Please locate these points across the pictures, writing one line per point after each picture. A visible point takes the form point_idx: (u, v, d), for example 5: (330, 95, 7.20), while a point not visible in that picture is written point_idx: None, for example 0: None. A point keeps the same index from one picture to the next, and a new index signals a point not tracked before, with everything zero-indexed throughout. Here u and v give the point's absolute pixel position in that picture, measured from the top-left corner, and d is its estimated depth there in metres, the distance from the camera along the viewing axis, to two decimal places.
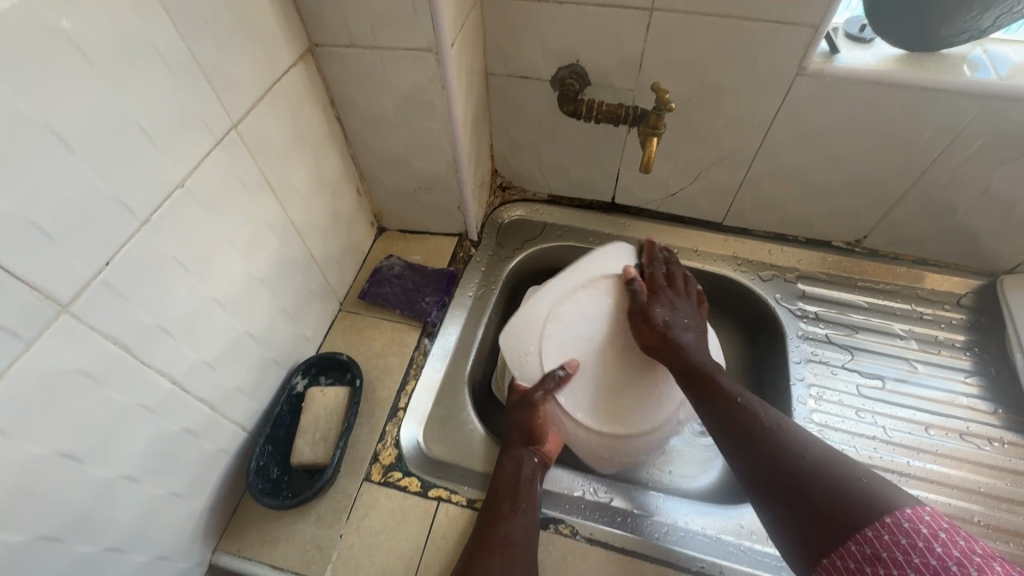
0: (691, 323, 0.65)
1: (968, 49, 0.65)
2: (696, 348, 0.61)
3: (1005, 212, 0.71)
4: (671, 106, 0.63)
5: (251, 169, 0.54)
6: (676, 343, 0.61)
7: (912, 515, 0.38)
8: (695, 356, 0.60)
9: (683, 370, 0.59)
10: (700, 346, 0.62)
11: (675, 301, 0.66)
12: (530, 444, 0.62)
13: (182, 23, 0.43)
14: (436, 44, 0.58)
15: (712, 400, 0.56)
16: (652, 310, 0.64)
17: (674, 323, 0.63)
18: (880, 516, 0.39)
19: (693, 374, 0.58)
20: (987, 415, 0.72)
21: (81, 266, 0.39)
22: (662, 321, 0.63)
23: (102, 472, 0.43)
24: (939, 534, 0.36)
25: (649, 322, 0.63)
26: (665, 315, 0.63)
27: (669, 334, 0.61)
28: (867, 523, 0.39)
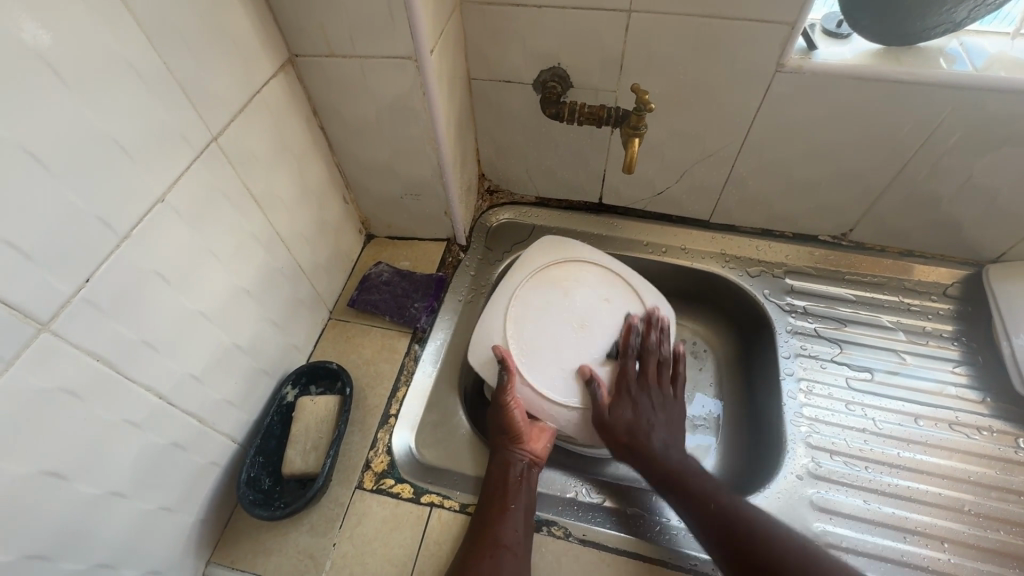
0: (664, 415, 0.65)
1: (945, 42, 0.65)
2: (664, 450, 0.62)
3: (988, 202, 0.72)
4: (653, 107, 0.63)
5: (233, 182, 0.54)
6: (638, 447, 0.62)
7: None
8: (661, 463, 0.61)
9: (654, 474, 0.61)
10: (666, 447, 0.62)
11: (641, 402, 0.65)
12: (515, 444, 0.62)
13: (155, 38, 0.43)
14: (415, 52, 0.59)
15: (694, 503, 0.57)
16: (614, 412, 0.63)
17: (650, 427, 0.63)
18: None
19: (663, 477, 0.60)
20: (976, 404, 0.73)
21: (60, 284, 0.39)
22: (625, 421, 0.63)
23: (89, 489, 0.43)
24: None
25: (619, 403, 0.64)
26: (631, 416, 0.63)
27: (631, 442, 0.62)
28: None
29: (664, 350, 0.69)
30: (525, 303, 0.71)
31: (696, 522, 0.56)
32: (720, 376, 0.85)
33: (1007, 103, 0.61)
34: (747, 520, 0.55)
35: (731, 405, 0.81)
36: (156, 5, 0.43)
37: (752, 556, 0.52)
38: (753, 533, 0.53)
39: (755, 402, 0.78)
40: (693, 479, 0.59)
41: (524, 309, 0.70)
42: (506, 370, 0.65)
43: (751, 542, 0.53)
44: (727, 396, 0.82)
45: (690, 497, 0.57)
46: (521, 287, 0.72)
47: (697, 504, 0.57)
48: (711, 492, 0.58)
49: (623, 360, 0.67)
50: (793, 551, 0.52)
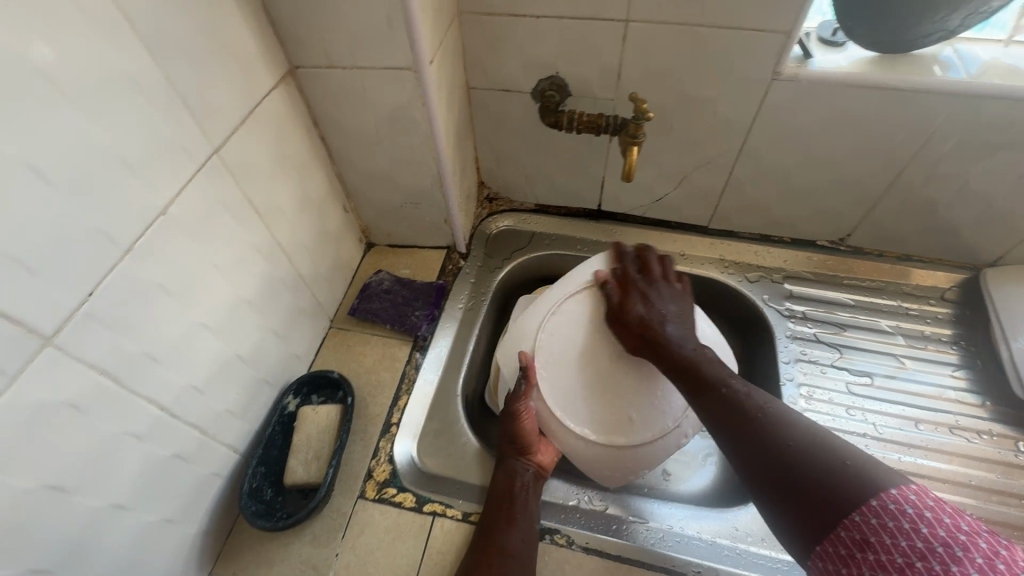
0: (675, 308, 0.60)
1: (939, 50, 0.66)
2: (679, 338, 0.56)
3: (984, 207, 0.73)
4: (649, 115, 0.64)
5: (234, 193, 0.55)
6: (649, 341, 0.57)
7: (897, 494, 0.38)
8: (678, 350, 0.55)
9: (661, 362, 0.56)
10: (685, 333, 0.57)
11: (651, 293, 0.61)
12: (521, 454, 0.61)
13: (158, 52, 0.44)
14: (415, 63, 0.59)
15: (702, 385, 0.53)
16: (627, 310, 0.59)
17: (663, 317, 0.58)
18: (868, 501, 0.38)
19: (681, 369, 0.54)
20: (975, 407, 0.73)
21: (64, 298, 0.39)
22: (640, 319, 0.58)
23: (93, 502, 0.43)
24: (925, 514, 0.36)
25: (628, 307, 0.60)
26: (646, 311, 0.59)
27: (646, 333, 0.57)
28: (856, 509, 0.38)
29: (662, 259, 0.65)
30: (566, 316, 0.63)
31: (710, 413, 0.51)
32: None
33: (1000, 109, 0.62)
34: (758, 404, 0.50)
35: None
36: (158, 19, 0.43)
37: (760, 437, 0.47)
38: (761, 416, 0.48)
39: None
40: (708, 364, 0.54)
41: (562, 316, 0.63)
42: (525, 380, 0.61)
43: (759, 424, 0.48)
44: None
45: (703, 388, 0.52)
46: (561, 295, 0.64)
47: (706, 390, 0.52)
48: (720, 374, 0.53)
49: (625, 262, 0.64)
50: (804, 436, 0.46)
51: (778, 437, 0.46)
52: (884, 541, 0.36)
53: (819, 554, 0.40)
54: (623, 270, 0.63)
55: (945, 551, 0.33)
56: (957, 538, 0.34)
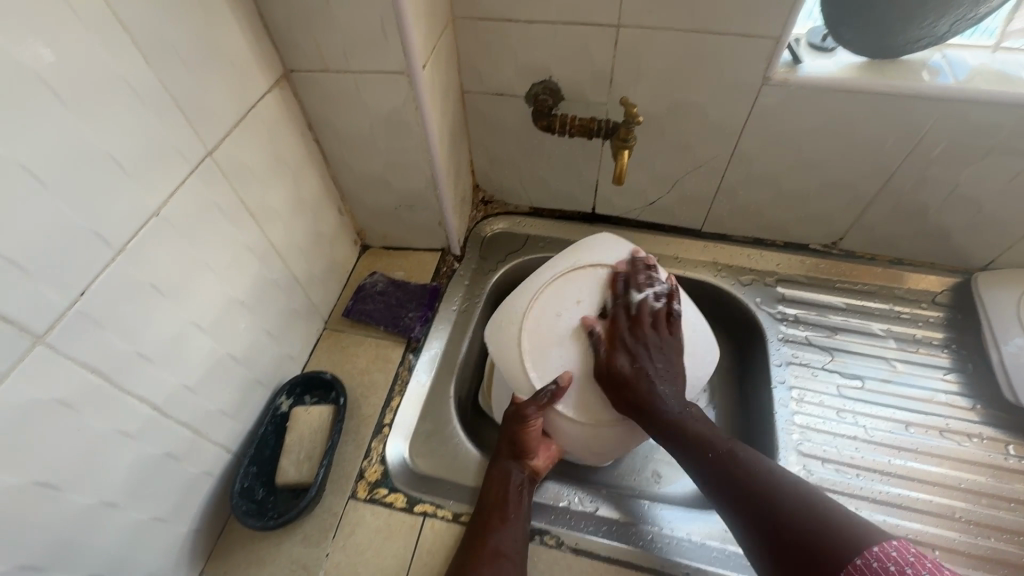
0: (664, 362, 0.58)
1: (927, 55, 0.67)
2: (670, 397, 0.56)
3: (975, 211, 0.73)
4: (640, 119, 0.65)
5: (228, 195, 0.55)
6: (648, 407, 0.55)
7: (894, 544, 0.41)
8: (667, 413, 0.55)
9: (654, 424, 0.55)
10: (674, 393, 0.57)
11: (644, 340, 0.59)
12: (520, 456, 0.61)
13: (152, 58, 0.45)
14: (408, 67, 0.60)
15: (694, 447, 0.54)
16: (614, 359, 0.58)
17: (653, 377, 0.57)
18: (869, 546, 0.41)
19: (672, 430, 0.55)
20: (966, 411, 0.73)
21: (56, 297, 0.40)
22: (629, 373, 0.57)
23: (82, 499, 0.44)
24: (918, 560, 0.39)
25: (617, 356, 0.58)
26: (628, 360, 0.58)
27: (639, 391, 0.56)
28: (857, 553, 0.41)
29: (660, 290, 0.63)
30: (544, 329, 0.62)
31: (699, 473, 0.54)
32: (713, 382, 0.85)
33: (988, 113, 0.62)
34: (745, 465, 0.52)
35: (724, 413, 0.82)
36: (153, 25, 0.44)
37: (751, 503, 0.49)
38: (747, 474, 0.51)
39: (748, 410, 0.79)
40: (694, 422, 0.56)
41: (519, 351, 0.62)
42: (555, 392, 0.58)
43: (734, 466, 0.52)
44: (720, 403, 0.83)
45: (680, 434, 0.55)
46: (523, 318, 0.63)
47: (695, 451, 0.54)
48: (703, 431, 0.55)
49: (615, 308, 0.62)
50: (789, 497, 0.48)
51: (767, 502, 0.49)
52: None
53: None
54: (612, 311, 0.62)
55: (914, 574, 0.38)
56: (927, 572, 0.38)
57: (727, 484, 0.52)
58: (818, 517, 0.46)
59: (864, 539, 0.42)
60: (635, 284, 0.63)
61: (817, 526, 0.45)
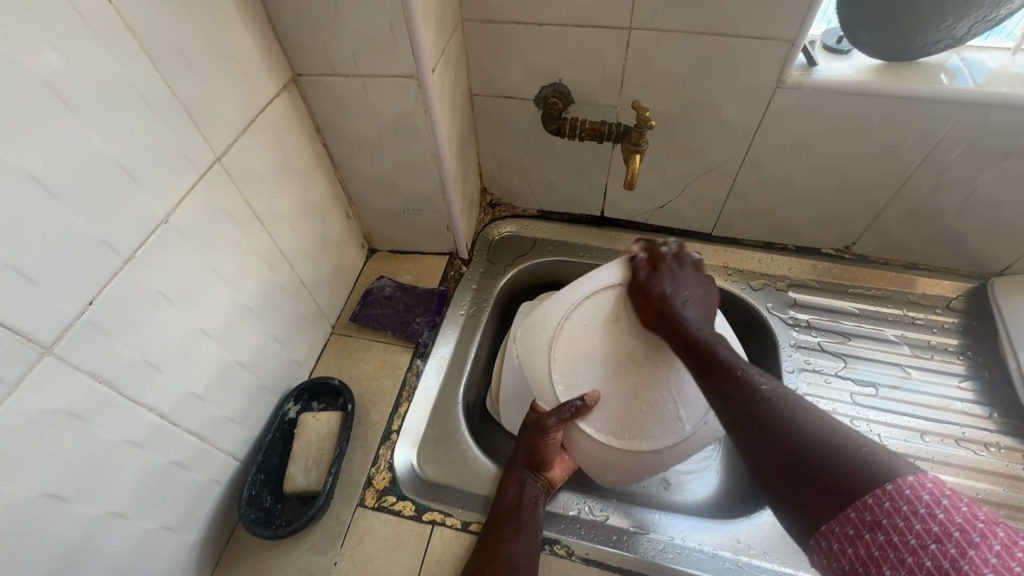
0: (695, 293, 0.58)
1: (945, 58, 0.65)
2: (697, 323, 0.55)
3: (992, 216, 0.72)
4: (652, 123, 0.64)
5: (236, 200, 0.55)
6: (671, 323, 0.55)
7: (913, 480, 0.34)
8: (692, 333, 0.54)
9: (681, 346, 0.54)
10: (701, 320, 0.55)
11: (677, 275, 0.59)
12: (536, 468, 0.61)
13: (160, 61, 0.44)
14: (417, 71, 0.59)
15: (711, 364, 0.51)
16: (658, 283, 0.57)
17: (684, 300, 0.56)
18: (882, 484, 0.35)
19: (697, 352, 0.53)
20: (982, 419, 0.72)
21: (64, 307, 0.39)
22: (662, 294, 0.56)
23: (90, 510, 0.43)
24: (942, 501, 0.33)
25: (652, 284, 0.57)
26: (668, 285, 0.57)
27: (667, 308, 0.55)
28: (868, 491, 0.35)
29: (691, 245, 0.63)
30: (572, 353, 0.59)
31: (711, 388, 0.50)
32: None
33: (1008, 117, 0.61)
34: (765, 387, 0.48)
35: None
36: (160, 28, 0.43)
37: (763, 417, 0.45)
38: (770, 400, 0.46)
39: None
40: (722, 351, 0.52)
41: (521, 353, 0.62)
42: (579, 410, 0.56)
43: (757, 393, 0.47)
44: None
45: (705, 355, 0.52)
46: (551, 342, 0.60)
47: (710, 368, 0.51)
48: (732, 359, 0.51)
49: (656, 243, 0.61)
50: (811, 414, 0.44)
51: (786, 414, 0.45)
52: (897, 523, 0.33)
53: (822, 532, 0.37)
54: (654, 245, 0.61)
55: (963, 536, 0.31)
56: (973, 523, 0.31)
57: (749, 412, 0.46)
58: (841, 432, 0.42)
59: (887, 472, 0.36)
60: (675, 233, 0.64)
61: (838, 454, 0.39)
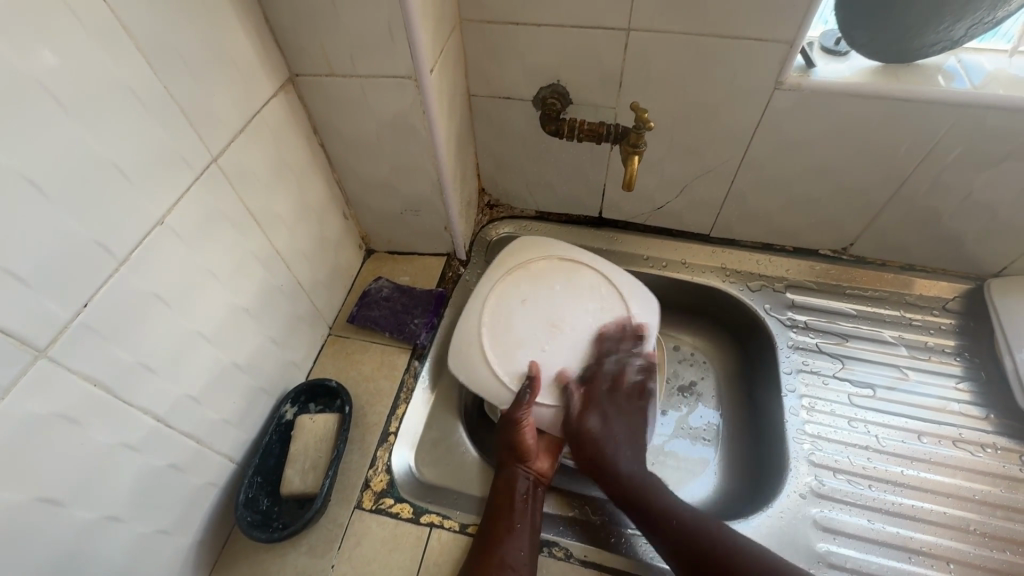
0: (626, 428, 0.63)
1: (943, 59, 0.66)
2: (629, 465, 0.60)
3: (989, 218, 0.72)
4: (650, 125, 0.64)
5: (233, 202, 0.55)
6: (603, 471, 0.60)
7: None
8: (621, 480, 0.59)
9: (614, 494, 0.59)
10: (631, 457, 0.61)
11: (610, 411, 0.63)
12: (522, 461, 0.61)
13: (157, 64, 0.44)
14: (415, 72, 0.59)
15: (661, 525, 0.56)
16: (582, 421, 0.61)
17: (607, 438, 0.61)
18: None
19: (630, 501, 0.58)
20: (979, 420, 0.72)
21: (58, 309, 0.39)
22: (594, 439, 0.61)
23: (85, 514, 0.43)
24: None
25: (585, 433, 0.61)
26: (600, 425, 0.61)
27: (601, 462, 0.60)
28: None
29: (642, 360, 0.66)
30: (506, 333, 0.65)
31: (663, 545, 0.56)
32: (721, 389, 0.84)
33: (1006, 119, 0.61)
34: (706, 532, 0.55)
35: (732, 420, 0.81)
36: (157, 30, 0.43)
37: (716, 567, 0.52)
38: (712, 546, 0.54)
39: (757, 419, 0.78)
40: (651, 494, 0.58)
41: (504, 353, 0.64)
42: (529, 389, 0.61)
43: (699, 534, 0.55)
44: (728, 411, 0.82)
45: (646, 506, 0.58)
46: (484, 329, 0.65)
47: (655, 522, 0.56)
48: (669, 506, 0.57)
49: (598, 364, 0.64)
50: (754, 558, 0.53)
51: (732, 561, 0.53)
52: None
53: None
54: (592, 368, 0.63)
55: None
56: None
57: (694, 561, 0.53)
58: None
59: None
60: (637, 339, 0.66)
61: None
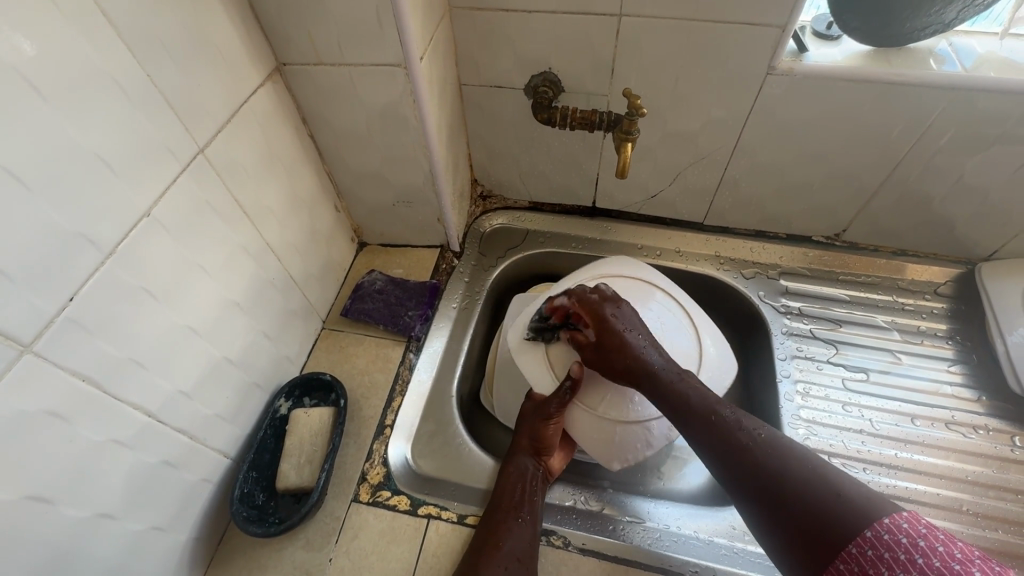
0: (631, 332, 0.56)
1: (934, 43, 0.65)
2: (663, 368, 0.54)
3: (980, 202, 0.72)
4: (644, 111, 0.63)
5: (221, 194, 0.54)
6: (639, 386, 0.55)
7: (889, 524, 0.38)
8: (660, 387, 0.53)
9: (650, 394, 0.54)
10: (659, 357, 0.55)
11: (609, 331, 0.56)
12: (536, 453, 0.61)
13: (139, 51, 0.43)
14: (405, 59, 0.58)
15: (693, 415, 0.52)
16: (603, 315, 0.57)
17: (634, 351, 0.55)
18: (863, 531, 0.39)
19: (666, 399, 0.53)
20: (971, 402, 0.73)
21: (43, 304, 0.38)
22: (619, 366, 0.55)
23: (76, 512, 0.42)
24: (918, 543, 0.37)
25: (595, 343, 0.56)
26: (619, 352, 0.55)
27: (631, 366, 0.54)
28: (851, 540, 0.39)
29: (589, 290, 0.59)
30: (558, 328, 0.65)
31: (699, 440, 0.51)
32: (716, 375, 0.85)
33: (996, 102, 0.61)
34: (749, 433, 0.49)
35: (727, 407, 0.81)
36: (138, 15, 0.42)
37: (755, 471, 0.46)
38: (753, 441, 0.48)
39: (753, 405, 0.78)
40: (692, 388, 0.53)
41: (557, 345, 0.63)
42: (570, 387, 0.59)
43: (734, 432, 0.49)
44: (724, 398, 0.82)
45: (680, 402, 0.52)
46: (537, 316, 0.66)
47: (699, 419, 0.51)
48: (708, 400, 0.52)
49: (566, 308, 0.60)
50: (795, 463, 0.46)
51: (773, 460, 0.46)
52: (898, 557, 0.37)
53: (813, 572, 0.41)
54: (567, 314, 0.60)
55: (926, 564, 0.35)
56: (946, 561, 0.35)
57: (728, 455, 0.49)
58: (827, 488, 0.43)
59: (865, 519, 0.39)
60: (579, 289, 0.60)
61: (824, 500, 0.42)
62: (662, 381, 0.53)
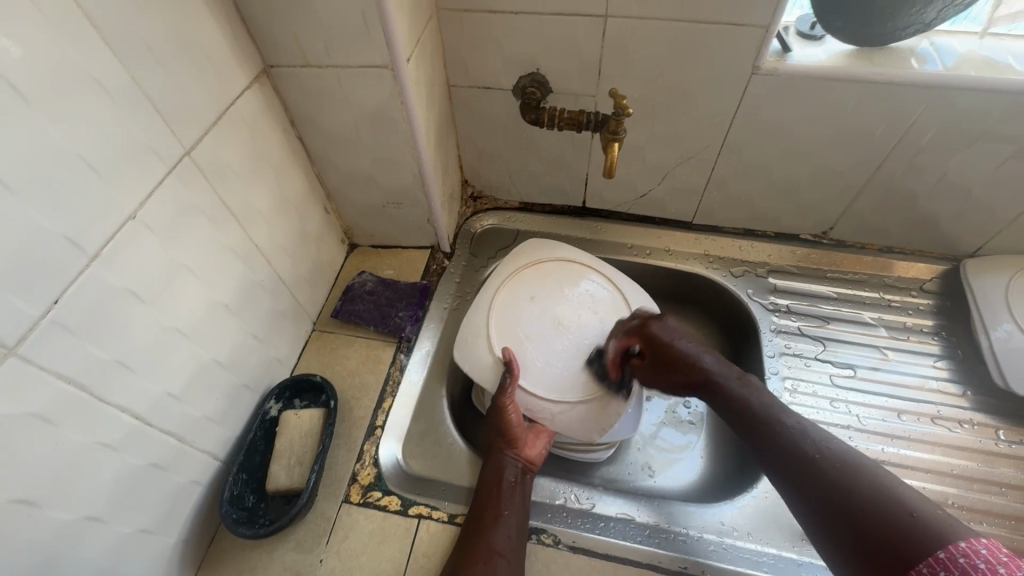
0: (682, 342, 0.61)
1: (916, 43, 0.66)
2: (723, 374, 0.58)
3: (963, 200, 0.73)
4: (630, 111, 0.64)
5: (209, 196, 0.54)
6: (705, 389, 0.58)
7: (965, 547, 0.38)
8: (726, 392, 0.56)
9: (719, 405, 0.57)
10: (718, 364, 0.59)
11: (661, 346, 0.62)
12: (511, 448, 0.62)
13: (123, 54, 0.43)
14: (392, 61, 0.58)
15: (761, 424, 0.53)
16: (650, 334, 0.63)
17: (694, 356, 0.60)
18: (936, 552, 0.38)
19: (733, 407, 0.55)
20: (957, 397, 0.74)
21: (27, 306, 0.38)
22: (685, 373, 0.59)
23: (62, 516, 0.42)
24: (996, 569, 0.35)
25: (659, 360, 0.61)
26: (681, 360, 0.60)
27: (689, 376, 0.59)
28: (925, 559, 0.38)
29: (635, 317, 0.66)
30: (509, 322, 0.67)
31: (761, 447, 0.52)
32: None
33: (977, 101, 0.62)
34: (815, 443, 0.49)
35: None
36: (123, 18, 0.42)
37: (813, 475, 0.47)
38: (819, 453, 0.48)
39: None
40: (758, 400, 0.54)
41: (505, 337, 0.66)
42: (510, 374, 0.63)
43: (804, 443, 0.49)
44: None
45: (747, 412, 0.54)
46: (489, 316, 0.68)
47: (759, 428, 0.52)
48: (774, 411, 0.53)
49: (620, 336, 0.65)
50: (864, 479, 0.45)
51: (841, 475, 0.46)
52: None
53: None
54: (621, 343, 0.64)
55: None
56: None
57: (792, 464, 0.49)
58: (899, 507, 0.42)
59: (941, 540, 0.39)
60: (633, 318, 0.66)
61: (892, 518, 0.42)
62: (727, 392, 0.56)
